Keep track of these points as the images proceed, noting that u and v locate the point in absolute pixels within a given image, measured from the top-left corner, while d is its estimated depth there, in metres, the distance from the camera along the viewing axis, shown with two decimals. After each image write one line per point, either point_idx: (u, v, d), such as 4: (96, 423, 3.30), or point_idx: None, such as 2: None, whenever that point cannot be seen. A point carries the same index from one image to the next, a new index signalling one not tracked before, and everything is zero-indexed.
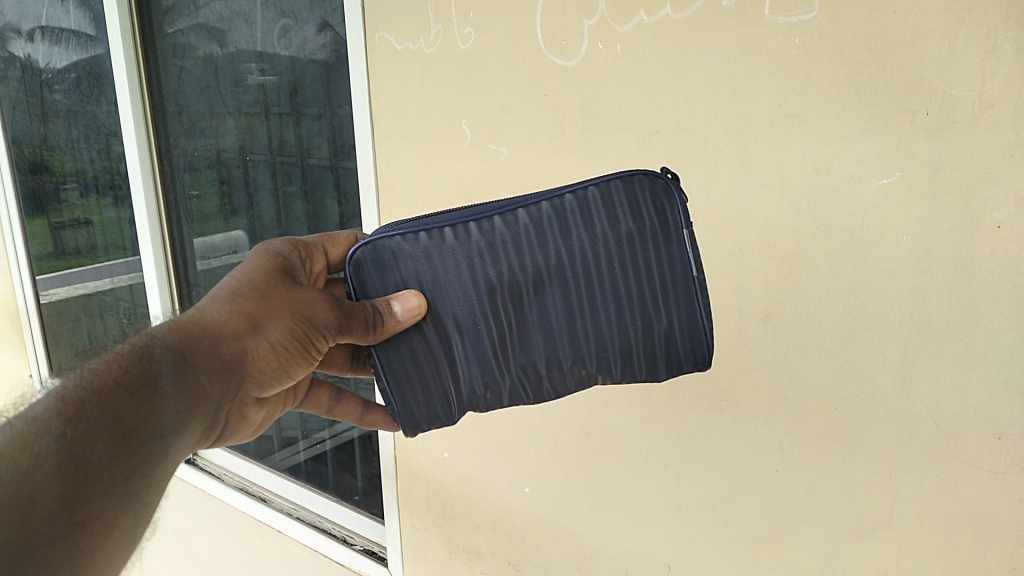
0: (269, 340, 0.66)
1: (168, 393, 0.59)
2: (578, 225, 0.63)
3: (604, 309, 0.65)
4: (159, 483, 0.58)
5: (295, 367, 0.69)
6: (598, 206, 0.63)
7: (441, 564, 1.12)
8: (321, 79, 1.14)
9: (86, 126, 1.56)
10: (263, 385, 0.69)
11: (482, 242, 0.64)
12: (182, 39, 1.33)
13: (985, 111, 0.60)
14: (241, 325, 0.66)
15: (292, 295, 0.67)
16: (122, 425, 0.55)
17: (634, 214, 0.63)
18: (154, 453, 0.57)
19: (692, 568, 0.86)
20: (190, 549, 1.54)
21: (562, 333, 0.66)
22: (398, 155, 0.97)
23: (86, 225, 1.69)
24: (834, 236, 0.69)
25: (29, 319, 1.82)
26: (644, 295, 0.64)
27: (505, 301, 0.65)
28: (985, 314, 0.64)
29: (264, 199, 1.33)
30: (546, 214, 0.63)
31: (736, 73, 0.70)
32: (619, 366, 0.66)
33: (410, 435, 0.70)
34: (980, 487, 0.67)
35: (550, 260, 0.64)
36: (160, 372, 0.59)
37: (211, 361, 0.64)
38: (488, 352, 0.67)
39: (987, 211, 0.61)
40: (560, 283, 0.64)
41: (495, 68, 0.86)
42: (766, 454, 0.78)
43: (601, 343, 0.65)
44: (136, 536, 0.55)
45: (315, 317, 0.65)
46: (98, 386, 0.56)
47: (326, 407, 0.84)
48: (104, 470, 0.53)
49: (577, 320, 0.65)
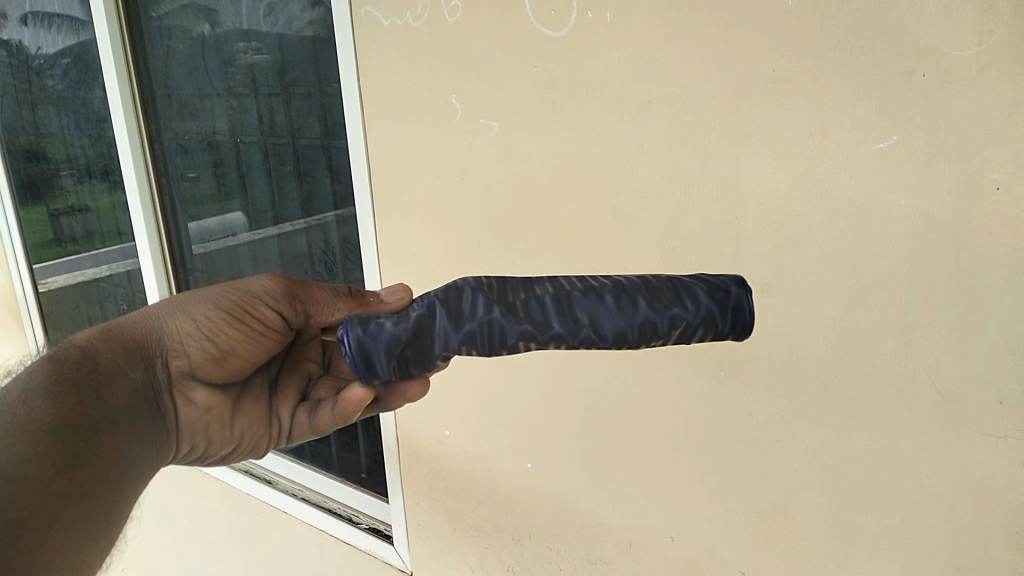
0: (191, 315, 0.72)
1: (87, 383, 0.66)
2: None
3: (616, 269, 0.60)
4: (104, 474, 0.63)
5: (230, 343, 0.72)
6: None
7: (446, 541, 1.12)
8: (309, 58, 1.12)
9: (77, 113, 1.55)
10: (198, 362, 0.73)
11: None
12: (168, 21, 1.31)
13: (982, 71, 0.59)
14: (170, 311, 0.73)
15: (222, 283, 0.75)
16: (44, 418, 0.61)
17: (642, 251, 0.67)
18: (83, 440, 0.62)
19: (695, 538, 0.87)
20: (198, 531, 1.56)
21: (563, 279, 0.60)
22: (389, 132, 0.96)
23: (81, 212, 1.68)
24: (831, 203, 0.68)
25: (29, 307, 1.83)
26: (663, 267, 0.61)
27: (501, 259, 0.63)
28: (984, 278, 0.63)
29: (258, 181, 1.32)
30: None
31: (728, 39, 0.69)
32: (634, 295, 0.57)
33: (357, 360, 0.58)
34: (983, 452, 0.67)
35: None
36: (71, 363, 0.67)
37: (128, 344, 0.71)
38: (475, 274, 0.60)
39: (987, 173, 0.60)
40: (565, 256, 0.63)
41: (484, 41, 0.84)
42: (767, 424, 0.78)
43: (611, 284, 0.58)
44: (91, 528, 0.60)
45: (242, 289, 0.73)
46: (23, 390, 0.63)
47: (308, 427, 0.80)
48: (33, 462, 0.58)
49: (585, 273, 0.60)
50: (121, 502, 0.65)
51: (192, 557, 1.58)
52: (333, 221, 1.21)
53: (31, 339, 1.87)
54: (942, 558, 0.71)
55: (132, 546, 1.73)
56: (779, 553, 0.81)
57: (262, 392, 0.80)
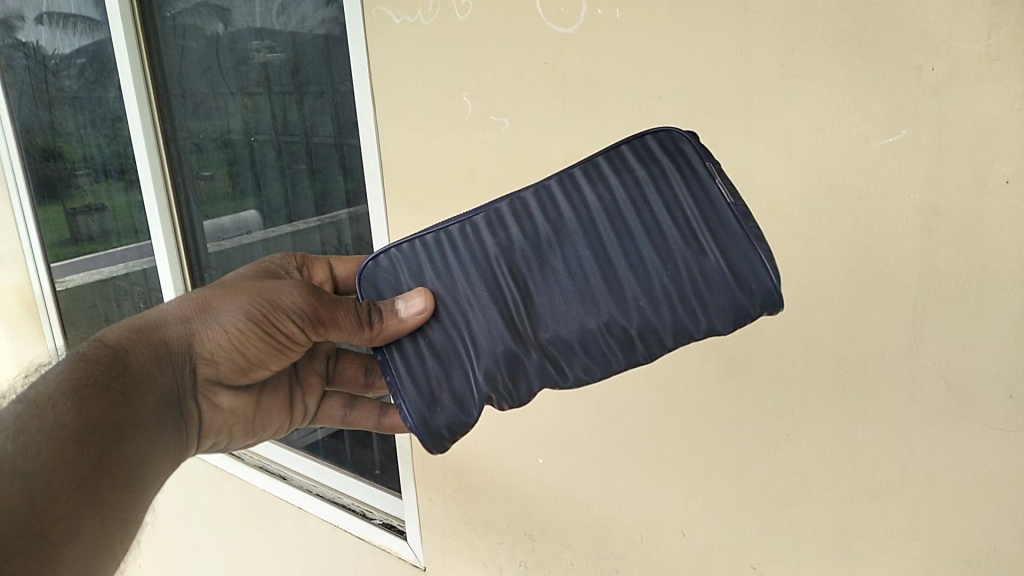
0: (222, 325, 0.72)
1: (115, 388, 0.65)
2: (586, 184, 0.63)
3: (634, 258, 0.60)
4: (125, 483, 0.63)
5: (259, 354, 0.74)
6: (608, 167, 0.63)
7: (458, 536, 1.13)
8: (321, 56, 1.13)
9: (93, 112, 1.56)
10: (227, 370, 0.75)
11: (484, 222, 0.65)
12: (182, 21, 1.32)
13: (992, 65, 0.59)
14: (198, 315, 0.73)
15: (251, 285, 0.73)
16: (70, 426, 0.60)
17: (644, 163, 0.62)
18: (110, 450, 0.62)
19: (706, 533, 0.87)
20: (213, 526, 1.57)
21: (586, 295, 0.61)
22: (400, 129, 0.97)
23: (97, 212, 1.70)
24: (841, 198, 0.68)
25: (47, 306, 1.86)
26: (679, 230, 0.59)
27: (514, 269, 0.64)
28: (993, 272, 0.63)
29: (272, 179, 1.33)
30: (551, 185, 0.64)
31: (737, 35, 0.69)
32: (663, 308, 0.59)
33: (434, 448, 0.64)
34: (993, 447, 0.67)
35: (562, 224, 0.63)
36: (101, 366, 0.66)
37: (159, 349, 0.71)
38: (506, 327, 0.63)
39: (996, 167, 0.60)
40: (577, 242, 0.62)
41: (494, 38, 0.85)
42: (778, 419, 0.78)
43: (633, 296, 0.60)
44: (109, 537, 0.61)
45: (273, 303, 0.71)
46: (48, 393, 0.62)
47: (340, 418, 0.88)
48: (56, 474, 0.57)
49: (606, 279, 0.61)
50: (135, 510, 0.64)
51: (207, 553, 1.60)
52: (346, 219, 1.22)
53: (49, 337, 1.90)
54: (953, 554, 0.71)
55: (147, 542, 1.75)
56: (789, 548, 0.82)
57: (284, 381, 0.83)
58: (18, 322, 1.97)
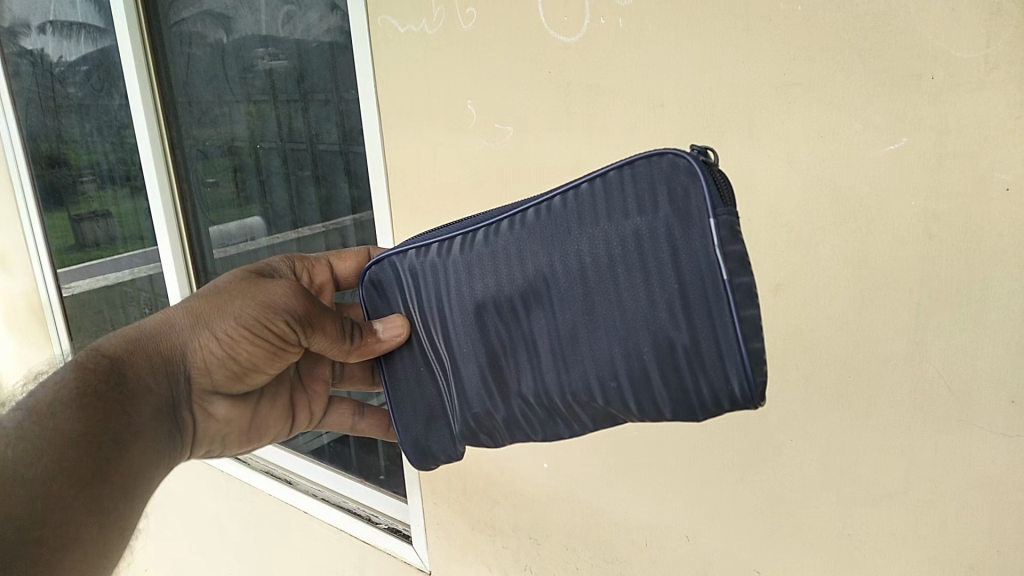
0: (214, 332, 0.73)
1: (112, 398, 0.66)
2: (577, 223, 0.57)
3: (610, 326, 0.56)
4: (122, 491, 0.63)
5: (253, 358, 0.75)
6: (601, 202, 0.56)
7: (463, 540, 1.14)
8: (327, 63, 1.14)
9: (98, 119, 1.57)
10: (221, 376, 0.76)
11: (472, 258, 0.62)
12: (188, 29, 1.33)
13: (991, 73, 0.60)
14: (191, 322, 0.74)
15: (243, 288, 0.74)
16: (68, 435, 0.60)
17: (641, 206, 0.54)
18: (106, 458, 0.62)
19: (710, 537, 0.88)
20: (217, 530, 1.58)
21: (561, 359, 0.59)
22: (405, 136, 0.98)
23: (103, 218, 1.71)
24: (843, 204, 0.68)
25: (53, 311, 1.87)
26: (658, 305, 0.53)
27: (497, 317, 0.62)
28: (994, 278, 0.63)
29: (277, 186, 1.34)
30: (541, 219, 0.59)
31: (740, 43, 0.70)
32: (632, 389, 0.56)
33: (427, 465, 0.75)
34: (996, 451, 0.67)
35: (541, 275, 0.59)
36: (97, 377, 0.67)
37: (153, 359, 0.72)
38: (485, 379, 0.65)
39: (996, 173, 0.61)
40: (555, 298, 0.59)
41: (498, 46, 0.85)
42: (781, 424, 0.79)
43: (605, 368, 0.57)
44: (109, 542, 0.60)
45: (266, 304, 0.72)
46: (46, 403, 0.62)
47: (350, 424, 0.90)
48: (57, 480, 0.57)
49: (580, 349, 0.58)
50: (131, 518, 0.64)
51: (211, 556, 1.61)
52: (351, 225, 1.23)
53: (56, 343, 1.91)
54: (957, 558, 0.72)
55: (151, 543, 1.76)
56: (793, 552, 0.82)
57: (283, 388, 0.85)
58: (25, 327, 1.98)
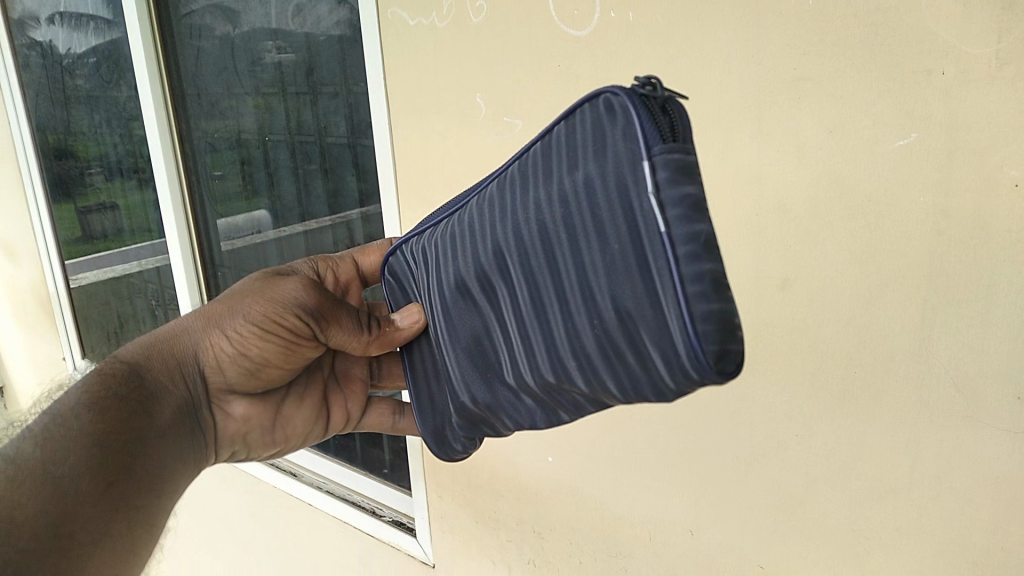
0: (225, 330, 0.74)
1: (131, 401, 0.68)
2: (525, 189, 0.52)
3: (567, 298, 0.50)
4: (147, 487, 0.63)
5: (267, 355, 0.75)
6: (547, 161, 0.51)
7: (467, 533, 1.14)
8: (336, 56, 1.14)
9: (107, 111, 1.58)
10: (235, 375, 0.77)
11: (452, 236, 0.60)
12: (198, 21, 1.33)
13: (1001, 69, 0.59)
14: (204, 324, 0.75)
15: (253, 287, 0.75)
16: (90, 436, 0.61)
17: (578, 160, 0.48)
18: (129, 456, 0.63)
19: (714, 532, 0.88)
20: (223, 521, 1.59)
21: (531, 337, 0.55)
22: (414, 129, 0.98)
23: (111, 209, 1.71)
24: (852, 200, 0.68)
25: (60, 302, 1.87)
26: (605, 269, 0.47)
27: (475, 296, 0.59)
28: (1002, 274, 0.63)
29: (285, 179, 1.34)
30: (502, 188, 0.55)
31: (750, 38, 0.70)
32: (597, 367, 0.50)
33: (453, 455, 0.73)
34: (1001, 448, 0.67)
35: (501, 247, 0.55)
36: (114, 381, 0.68)
37: (168, 362, 0.74)
38: (478, 363, 0.62)
39: (1005, 170, 0.61)
40: (513, 271, 0.54)
41: (508, 40, 0.86)
42: (787, 419, 0.79)
43: (566, 350, 0.52)
44: (138, 536, 0.61)
45: (277, 299, 0.73)
46: (68, 409, 0.64)
47: (390, 424, 0.87)
48: (84, 477, 0.58)
49: (544, 325, 0.53)
50: (158, 514, 0.64)
51: (218, 547, 1.62)
52: (358, 218, 1.23)
53: (63, 334, 1.92)
54: (961, 555, 0.72)
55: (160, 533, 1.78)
56: (797, 547, 0.83)
57: (314, 390, 0.84)
58: (33, 318, 1.99)
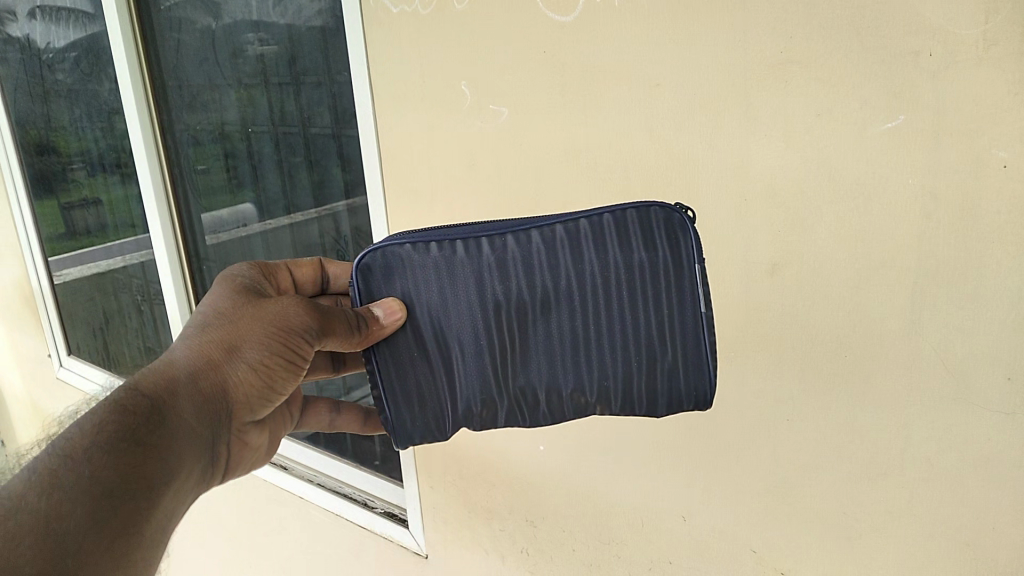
0: (247, 360, 0.67)
1: (161, 442, 0.58)
2: (590, 248, 0.67)
3: (609, 340, 0.68)
4: (147, 540, 0.55)
5: (281, 382, 0.70)
6: (612, 233, 0.66)
7: (460, 524, 1.14)
8: (319, 46, 1.13)
9: (88, 105, 1.55)
10: (249, 410, 0.70)
11: (494, 260, 0.68)
12: (178, 13, 1.31)
13: (989, 50, 0.59)
14: (220, 353, 0.67)
15: (264, 313, 0.69)
16: (105, 485, 0.53)
17: (647, 246, 0.66)
18: (138, 508, 0.54)
19: (707, 518, 0.88)
20: (212, 515, 1.59)
21: (563, 361, 0.69)
22: (399, 119, 0.97)
23: (94, 205, 1.70)
24: (841, 183, 0.68)
25: (44, 301, 1.87)
26: (653, 329, 0.68)
27: (510, 315, 0.69)
28: (993, 253, 0.63)
29: (269, 171, 1.33)
30: (559, 236, 0.67)
31: (737, 22, 0.69)
32: (619, 396, 0.69)
33: (401, 445, 0.73)
34: (992, 428, 0.67)
35: (557, 284, 0.68)
36: (147, 417, 0.58)
37: (191, 395, 0.64)
38: (491, 367, 0.70)
39: (993, 151, 0.61)
40: (562, 310, 0.68)
41: (493, 26, 0.84)
42: (778, 404, 0.79)
43: (603, 376, 0.69)
44: None
45: (290, 323, 0.68)
46: (80, 445, 0.54)
47: (327, 422, 0.89)
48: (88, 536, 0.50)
49: (577, 355, 0.69)
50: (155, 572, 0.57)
51: (209, 540, 1.62)
52: (344, 210, 1.23)
53: (48, 333, 1.90)
54: (954, 536, 0.72)
55: None
56: (789, 531, 0.83)
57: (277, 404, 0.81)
58: (20, 317, 1.97)
